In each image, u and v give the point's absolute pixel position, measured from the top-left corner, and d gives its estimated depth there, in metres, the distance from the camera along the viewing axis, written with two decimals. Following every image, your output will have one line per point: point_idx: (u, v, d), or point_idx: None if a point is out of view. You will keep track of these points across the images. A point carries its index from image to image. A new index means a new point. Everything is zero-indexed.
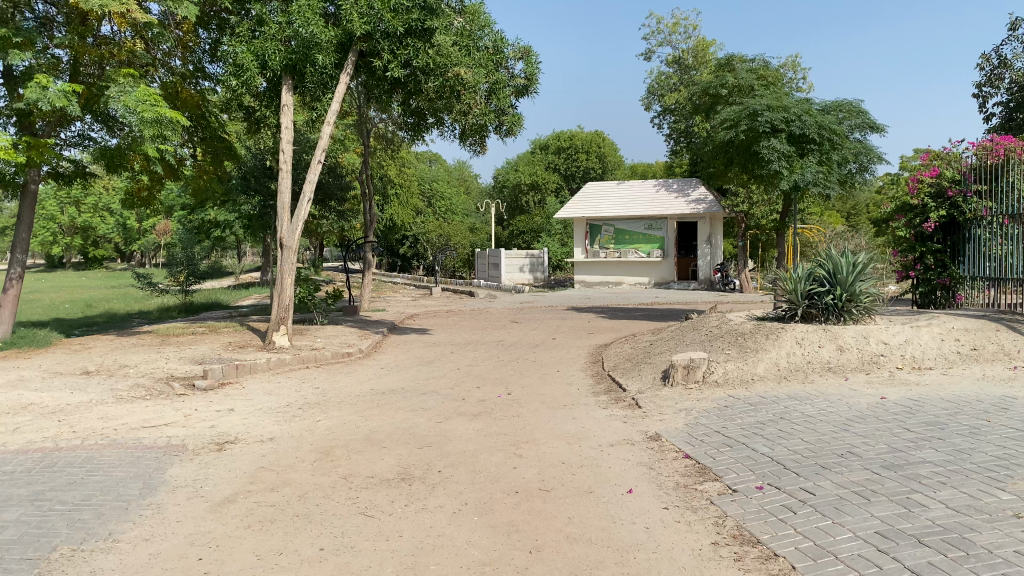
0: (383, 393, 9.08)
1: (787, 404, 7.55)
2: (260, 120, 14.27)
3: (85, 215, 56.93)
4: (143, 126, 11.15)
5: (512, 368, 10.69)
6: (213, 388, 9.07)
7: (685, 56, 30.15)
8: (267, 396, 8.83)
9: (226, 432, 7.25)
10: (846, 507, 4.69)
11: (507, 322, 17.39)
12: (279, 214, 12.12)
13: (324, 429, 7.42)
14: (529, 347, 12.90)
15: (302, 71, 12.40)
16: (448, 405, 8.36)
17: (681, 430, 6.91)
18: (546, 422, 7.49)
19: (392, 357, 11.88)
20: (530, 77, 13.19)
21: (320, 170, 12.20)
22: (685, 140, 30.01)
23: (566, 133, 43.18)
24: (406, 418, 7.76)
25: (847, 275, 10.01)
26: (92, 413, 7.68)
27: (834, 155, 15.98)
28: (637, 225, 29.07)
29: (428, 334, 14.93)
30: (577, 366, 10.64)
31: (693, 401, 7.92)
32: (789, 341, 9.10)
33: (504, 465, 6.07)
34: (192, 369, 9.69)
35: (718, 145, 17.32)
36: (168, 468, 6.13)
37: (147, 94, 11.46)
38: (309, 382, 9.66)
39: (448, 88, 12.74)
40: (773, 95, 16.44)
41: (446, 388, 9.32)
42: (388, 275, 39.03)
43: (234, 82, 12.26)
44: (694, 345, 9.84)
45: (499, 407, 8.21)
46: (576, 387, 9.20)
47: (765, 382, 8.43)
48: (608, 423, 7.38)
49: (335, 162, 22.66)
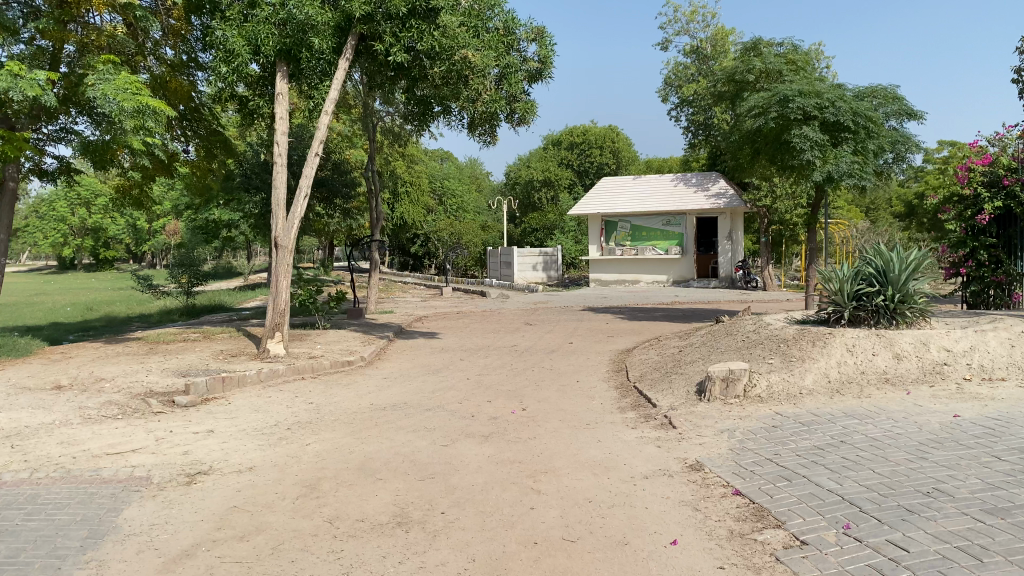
0: (383, 409, 8.13)
1: (845, 424, 6.54)
2: (254, 118, 13.29)
3: (96, 214, 56.32)
4: (123, 118, 10.25)
5: (527, 378, 9.71)
6: (195, 404, 8.15)
7: (704, 46, 28.94)
8: (253, 414, 7.90)
9: (201, 460, 6.31)
10: (954, 572, 3.68)
11: (521, 324, 16.42)
12: (273, 211, 11.13)
13: (313, 455, 6.48)
14: (544, 353, 11.93)
15: (298, 56, 11.49)
16: (455, 424, 7.39)
17: (727, 459, 5.92)
18: (566, 446, 6.50)
19: (395, 366, 10.93)
20: (545, 60, 12.18)
21: (318, 163, 11.27)
22: (704, 132, 28.82)
23: (579, 129, 42.18)
24: (408, 442, 6.80)
25: (898, 273, 8.98)
26: (51, 438, 6.76)
27: (871, 144, 14.69)
28: (654, 221, 28.00)
29: (437, 339, 13.94)
30: (599, 376, 9.64)
31: (735, 421, 6.93)
32: (839, 348, 8.10)
33: (519, 505, 5.10)
34: (174, 382, 8.77)
35: (744, 133, 16.19)
36: (123, 509, 5.19)
37: (128, 81, 10.53)
38: (302, 397, 8.72)
39: (455, 74, 11.68)
40: (805, 80, 15.21)
41: (453, 402, 8.35)
42: (398, 275, 37.60)
43: (224, 70, 11.31)
44: (729, 353, 8.84)
45: (513, 426, 7.24)
46: (599, 401, 8.21)
47: (815, 396, 7.43)
48: (638, 447, 6.40)
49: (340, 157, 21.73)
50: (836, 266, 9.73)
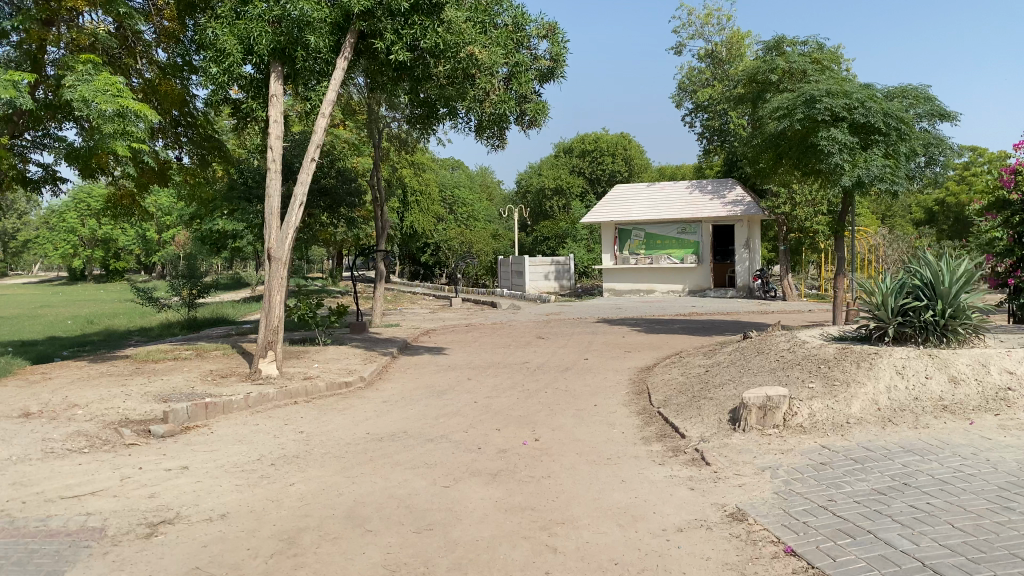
0: (379, 440, 7.33)
1: (905, 461, 5.70)
2: (248, 122, 12.55)
3: (105, 226, 55.72)
4: (103, 121, 9.55)
5: (540, 402, 8.89)
6: (173, 434, 7.38)
7: (718, 49, 27.83)
8: (235, 446, 7.11)
9: (168, 505, 5.53)
10: None
11: (532, 338, 15.59)
12: (267, 221, 10.35)
13: (296, 499, 5.68)
14: (557, 371, 11.10)
15: (293, 56, 10.74)
16: (460, 458, 6.58)
17: (774, 507, 5.09)
18: (585, 488, 5.68)
19: (397, 387, 10.13)
20: (557, 58, 11.37)
21: (314, 169, 10.50)
22: (719, 138, 27.92)
23: (590, 137, 41.36)
24: (406, 482, 6.00)
25: (949, 285, 8.09)
26: (3, 478, 5.99)
27: (903, 147, 13.82)
28: (669, 229, 27.12)
29: (444, 355, 13.14)
30: (618, 400, 8.81)
31: (778, 457, 6.11)
32: (887, 370, 7.29)
33: (531, 569, 4.29)
34: (153, 409, 8.00)
35: (766, 136, 15.30)
36: (64, 572, 4.41)
37: (108, 82, 9.81)
38: (292, 425, 7.93)
39: (462, 72, 10.90)
40: (831, 80, 14.37)
41: (457, 432, 7.54)
42: (407, 285, 36.92)
43: (214, 71, 10.57)
44: (763, 374, 8.00)
45: (525, 461, 6.43)
46: (620, 430, 7.40)
47: (865, 426, 6.58)
48: (668, 489, 5.59)
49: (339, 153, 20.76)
50: (878, 277, 8.89)
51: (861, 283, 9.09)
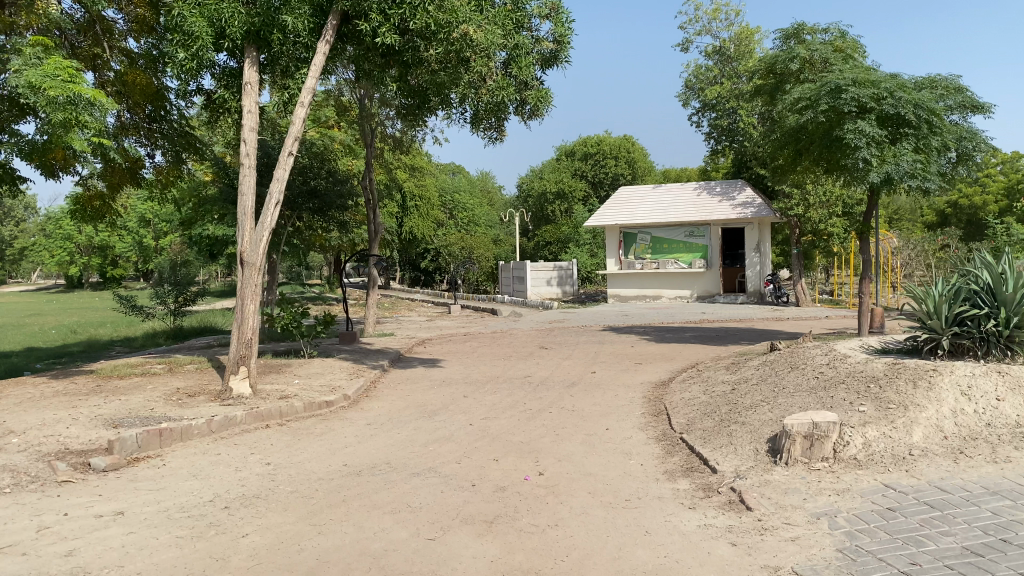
0: (357, 474, 6.26)
1: (996, 509, 4.62)
2: (222, 115, 11.52)
3: (102, 233, 54.82)
4: (52, 110, 8.49)
5: (544, 424, 7.83)
6: (116, 468, 6.34)
7: (727, 46, 26.64)
8: (187, 483, 6.06)
9: (85, 566, 4.45)
10: None
11: (535, 348, 14.55)
12: (239, 221, 9.28)
13: (246, 557, 4.61)
14: (563, 387, 10.05)
15: (269, 40, 9.71)
16: (450, 499, 5.52)
17: (842, 574, 4.01)
18: (600, 543, 4.61)
19: (385, 406, 9.07)
20: (560, 40, 10.35)
21: (292, 164, 9.48)
22: (728, 138, 26.70)
23: (593, 139, 40.53)
24: (382, 533, 4.92)
25: (1013, 290, 6.98)
26: None
27: (934, 140, 12.71)
28: (677, 233, 26.08)
29: (439, 368, 12.10)
30: (634, 423, 7.77)
31: (835, 500, 5.05)
32: (951, 392, 6.24)
33: None
34: (98, 437, 6.94)
35: (785, 130, 14.30)
36: None
37: (60, 66, 8.79)
38: (259, 455, 6.88)
39: (455, 55, 9.82)
40: (856, 69, 13.29)
41: (449, 463, 6.48)
42: (408, 292, 35.87)
43: (181, 56, 9.53)
44: (800, 395, 6.92)
45: (527, 504, 5.37)
46: (637, 461, 6.35)
47: (933, 459, 5.50)
48: (704, 546, 4.52)
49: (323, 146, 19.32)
50: (929, 283, 7.82)
51: (906, 287, 8.06)
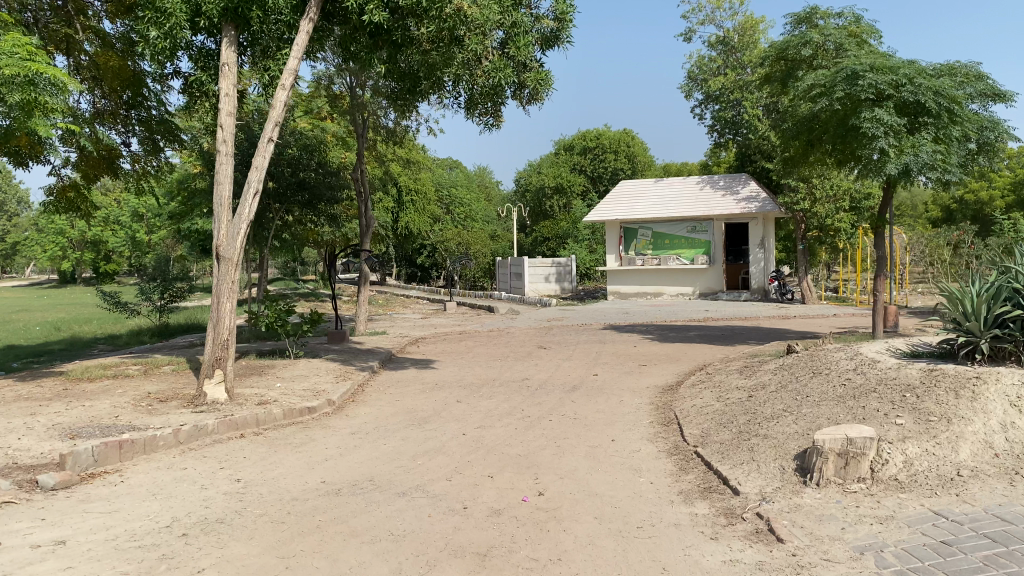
0: (335, 494, 5.59)
1: None
2: (199, 100, 10.83)
3: (94, 228, 54.05)
4: (8, 90, 7.80)
5: (543, 434, 7.17)
6: (67, 486, 5.68)
7: (730, 36, 25.91)
8: (145, 504, 5.39)
9: None
10: None
11: (534, 348, 13.90)
12: (216, 213, 8.60)
13: None
14: (563, 391, 9.40)
15: (248, 17, 9.00)
16: (438, 525, 4.87)
17: None
18: None
19: (372, 413, 8.40)
20: (560, 18, 9.67)
21: (272, 150, 8.80)
22: (731, 131, 25.94)
23: (591, 133, 39.51)
24: (358, 569, 4.25)
25: None
26: None
27: (956, 130, 11.97)
28: (679, 228, 25.44)
29: (432, 370, 11.44)
30: (643, 433, 7.12)
31: (879, 530, 4.39)
32: (999, 403, 5.60)
33: None
34: (52, 450, 6.27)
35: (796, 120, 13.61)
36: None
37: (18, 43, 8.10)
38: (230, 470, 6.20)
39: (448, 34, 9.12)
40: (872, 55, 12.63)
41: (439, 481, 5.81)
42: (403, 289, 35.21)
43: (153, 35, 8.84)
44: (827, 405, 6.28)
45: (526, 531, 4.72)
46: (648, 480, 5.70)
47: (985, 481, 4.85)
48: None
49: (313, 137, 18.54)
50: (966, 280, 7.19)
51: (940, 285, 7.44)
